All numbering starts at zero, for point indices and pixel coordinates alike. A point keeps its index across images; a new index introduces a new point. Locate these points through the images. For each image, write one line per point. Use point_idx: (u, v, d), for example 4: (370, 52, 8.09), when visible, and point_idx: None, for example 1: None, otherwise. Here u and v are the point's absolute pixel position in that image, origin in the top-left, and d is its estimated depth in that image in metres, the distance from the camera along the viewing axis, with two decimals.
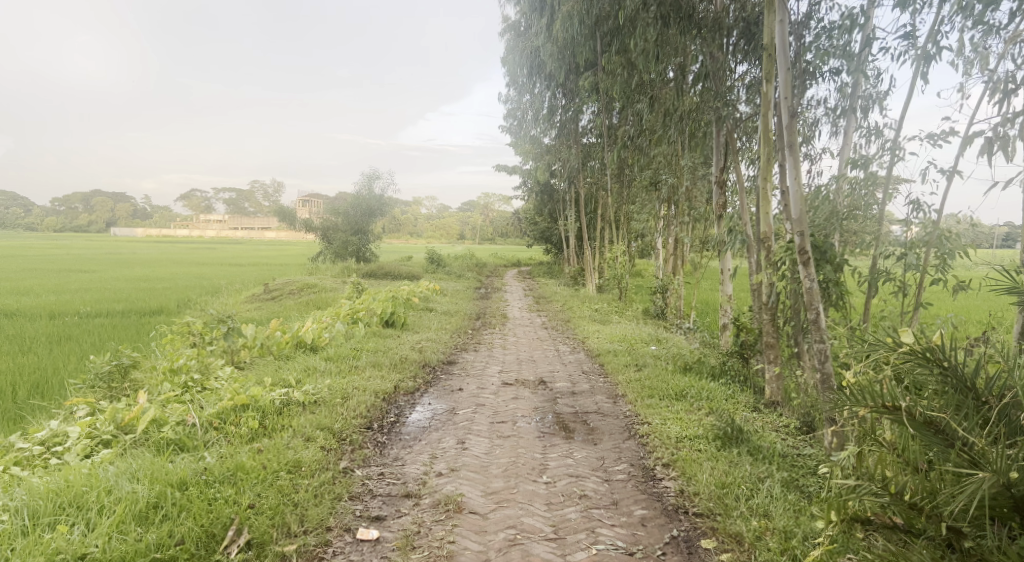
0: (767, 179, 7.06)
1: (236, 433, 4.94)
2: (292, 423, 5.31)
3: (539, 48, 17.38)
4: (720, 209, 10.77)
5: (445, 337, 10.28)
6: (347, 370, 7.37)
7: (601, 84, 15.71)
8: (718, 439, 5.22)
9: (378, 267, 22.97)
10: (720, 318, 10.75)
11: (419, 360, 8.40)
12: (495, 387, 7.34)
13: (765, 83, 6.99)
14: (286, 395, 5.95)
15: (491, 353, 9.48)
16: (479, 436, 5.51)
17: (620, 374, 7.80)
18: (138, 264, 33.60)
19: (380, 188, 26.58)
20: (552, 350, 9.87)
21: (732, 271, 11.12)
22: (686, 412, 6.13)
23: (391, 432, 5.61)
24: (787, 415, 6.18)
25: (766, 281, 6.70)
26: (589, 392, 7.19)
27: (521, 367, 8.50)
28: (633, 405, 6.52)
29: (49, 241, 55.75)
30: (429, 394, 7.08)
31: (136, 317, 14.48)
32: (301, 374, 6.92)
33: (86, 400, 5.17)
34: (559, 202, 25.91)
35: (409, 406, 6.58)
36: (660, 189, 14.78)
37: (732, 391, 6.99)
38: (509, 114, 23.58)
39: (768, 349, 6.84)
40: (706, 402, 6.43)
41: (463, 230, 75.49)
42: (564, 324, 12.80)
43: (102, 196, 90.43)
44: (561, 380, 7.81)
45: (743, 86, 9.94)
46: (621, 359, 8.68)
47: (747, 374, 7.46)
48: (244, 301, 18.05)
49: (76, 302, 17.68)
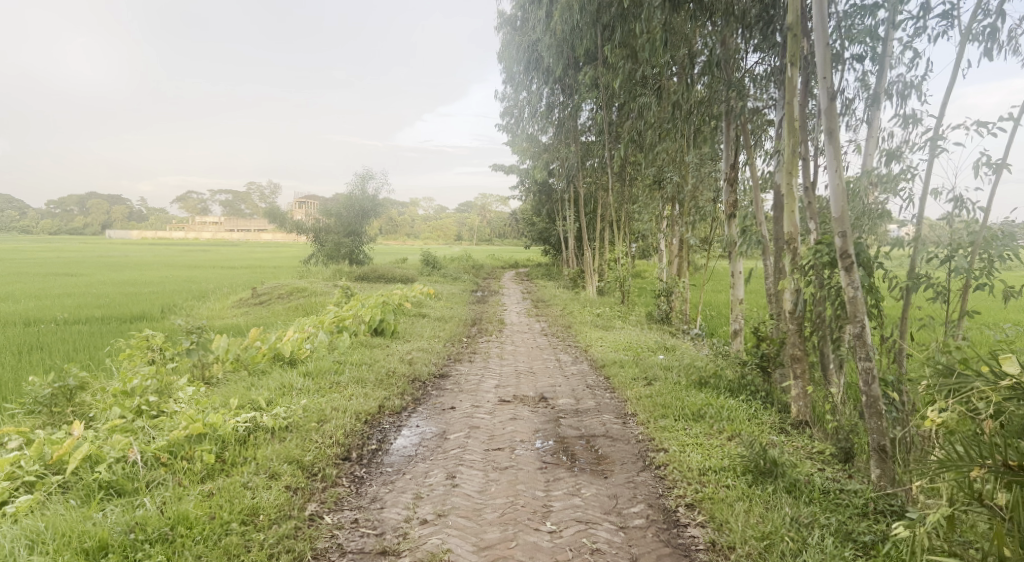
0: (792, 175, 6.35)
1: (188, 469, 4.24)
2: (257, 454, 4.61)
3: (536, 41, 16.66)
4: (730, 208, 10.12)
5: (438, 346, 9.55)
6: (326, 387, 6.66)
7: (602, 78, 15.01)
8: (748, 474, 4.54)
9: (371, 269, 22.24)
10: (731, 324, 10.04)
11: (408, 374, 7.67)
12: (491, 406, 6.63)
13: (789, 66, 6.36)
14: (254, 420, 5.23)
15: (487, 364, 8.77)
16: (471, 469, 4.80)
17: (628, 390, 7.10)
18: (129, 266, 32.91)
19: (373, 188, 25.83)
20: (553, 360, 9.17)
21: (743, 274, 10.41)
22: (706, 437, 5.47)
23: (371, 464, 4.92)
24: (820, 440, 5.53)
25: (791, 289, 6.22)
26: (595, 411, 6.50)
27: (520, 381, 7.79)
28: (646, 428, 5.83)
29: (40, 243, 54.92)
30: (417, 414, 6.37)
31: (115, 325, 13.73)
32: (275, 394, 6.20)
33: (15, 430, 4.40)
34: (558, 202, 25.19)
35: (394, 429, 5.88)
36: (665, 188, 14.08)
37: (753, 408, 6.30)
38: (506, 111, 22.91)
39: (793, 364, 6.19)
40: (728, 423, 5.76)
41: (460, 231, 74.77)
42: (564, 331, 12.09)
43: (96, 198, 89.65)
44: (564, 396, 7.09)
45: (753, 79, 9.43)
46: (628, 371, 7.96)
47: (769, 389, 6.77)
48: (231, 306, 17.37)
49: (55, 308, 16.96)
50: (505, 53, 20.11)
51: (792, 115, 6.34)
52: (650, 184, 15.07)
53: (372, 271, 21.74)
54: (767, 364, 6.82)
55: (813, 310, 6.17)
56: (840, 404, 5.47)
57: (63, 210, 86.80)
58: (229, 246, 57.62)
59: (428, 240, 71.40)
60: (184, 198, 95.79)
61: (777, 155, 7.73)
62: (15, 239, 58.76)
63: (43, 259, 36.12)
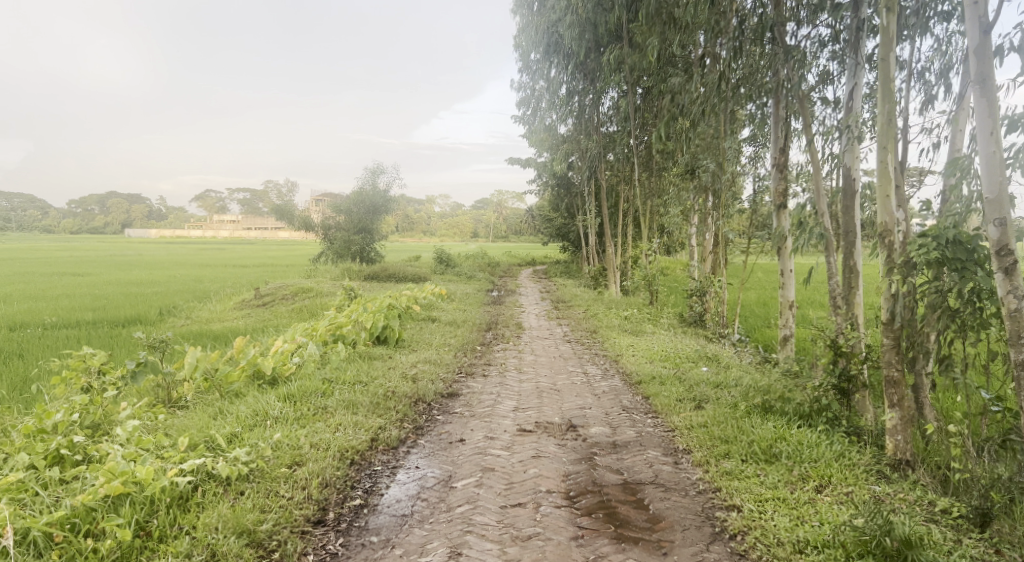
0: (888, 150, 4.94)
1: (90, 551, 3.26)
2: (196, 521, 3.57)
3: (557, 22, 15.32)
4: (779, 198, 8.89)
5: (448, 357, 8.32)
6: (309, 415, 5.49)
7: (629, 59, 13.68)
8: (868, 558, 3.35)
9: (382, 268, 21.08)
10: (780, 330, 8.78)
11: (410, 395, 6.46)
12: (508, 437, 5.41)
13: (884, 12, 5.01)
14: (203, 467, 4.10)
15: (503, 380, 7.54)
16: (482, 542, 3.67)
17: (673, 417, 5.83)
18: (140, 265, 32.08)
19: (385, 183, 24.64)
20: (579, 374, 7.91)
21: (795, 273, 9.13)
22: (789, 489, 4.23)
23: (350, 531, 3.81)
24: (937, 494, 4.26)
25: (884, 293, 4.93)
26: (637, 445, 5.27)
27: (543, 402, 6.57)
28: (706, 471, 4.61)
29: (56, 243, 54.78)
30: (419, 448, 5.20)
31: (103, 330, 12.67)
32: (242, 428, 5.05)
33: None
34: (578, 196, 23.88)
35: (387, 470, 4.72)
36: (698, 178, 12.80)
37: (837, 441, 5.00)
38: (523, 102, 21.67)
39: (888, 388, 4.92)
40: (812, 467, 4.53)
41: (476, 229, 73.72)
42: (589, 336, 10.82)
43: (115, 197, 90.10)
44: (596, 423, 5.85)
45: (814, 47, 8.15)
46: (671, 390, 6.69)
47: (850, 417, 5.45)
48: (232, 308, 16.28)
49: (46, 310, 15.99)
50: (522, 38, 18.80)
51: (889, 74, 4.94)
52: (680, 174, 13.80)
53: (383, 271, 20.60)
54: (850, 387, 5.49)
55: (919, 321, 4.86)
56: (967, 448, 4.16)
57: (83, 210, 87.23)
58: (242, 245, 56.90)
59: (443, 237, 70.27)
60: (201, 197, 95.44)
61: (848, 134, 6.71)
62: (31, 238, 58.74)
63: (54, 259, 35.43)
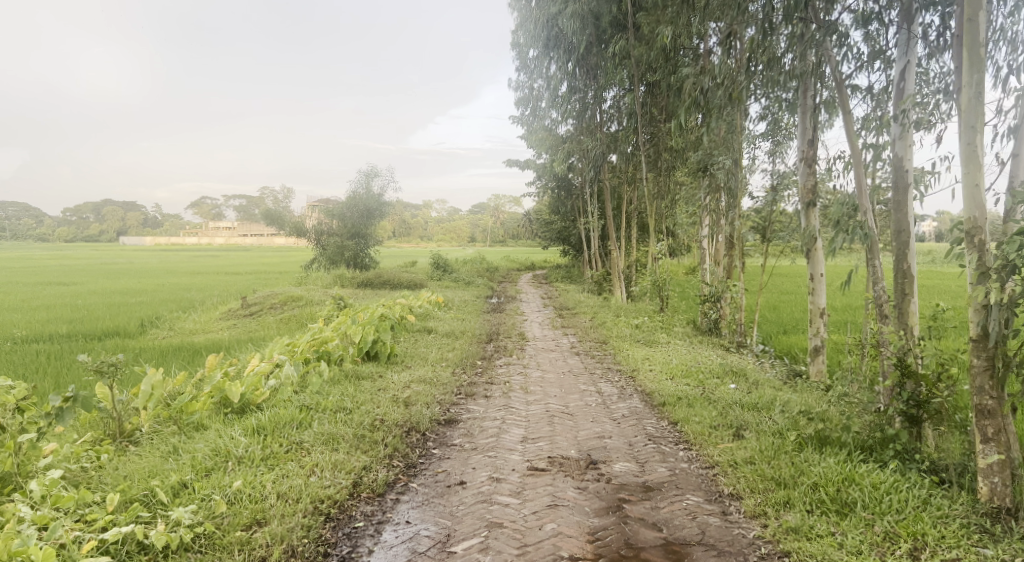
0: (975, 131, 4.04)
1: None
2: None
3: (556, 15, 14.47)
4: (807, 194, 8.02)
5: (445, 376, 7.39)
6: (280, 454, 4.60)
7: (635, 51, 12.81)
8: None
9: (376, 274, 20.19)
10: (811, 339, 7.87)
11: (401, 424, 5.56)
12: (518, 479, 4.51)
13: None
14: (131, 536, 3.29)
15: (508, 402, 6.64)
16: None
17: (712, 452, 4.92)
18: (130, 273, 31.13)
19: (379, 187, 23.77)
20: (594, 395, 6.99)
21: (825, 278, 8.09)
22: (877, 555, 3.44)
23: None
24: None
25: (974, 305, 4.02)
26: (673, 488, 4.38)
27: (557, 430, 5.65)
28: (765, 529, 3.76)
29: (47, 250, 53.85)
30: (410, 493, 4.32)
31: (73, 344, 11.76)
32: (195, 474, 4.17)
33: None
34: (580, 199, 23.01)
35: (371, 525, 3.86)
36: (709, 177, 11.94)
37: (917, 484, 4.09)
38: (521, 102, 20.86)
39: (980, 419, 4.02)
40: (898, 522, 3.67)
41: (473, 234, 72.75)
42: (599, 348, 9.94)
43: (110, 205, 89.24)
44: (620, 459, 4.94)
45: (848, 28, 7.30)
46: (703, 415, 5.78)
47: (921, 452, 4.56)
48: (218, 318, 15.41)
49: (19, 323, 15.08)
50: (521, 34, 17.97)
51: (977, 39, 4.06)
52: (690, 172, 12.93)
53: (377, 277, 19.75)
54: (921, 413, 4.54)
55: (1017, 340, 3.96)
56: None
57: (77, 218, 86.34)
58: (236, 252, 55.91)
59: (441, 240, 69.15)
60: (197, 204, 94.55)
61: (902, 119, 5.85)
62: (21, 247, 57.83)
63: (43, 267, 34.50)
